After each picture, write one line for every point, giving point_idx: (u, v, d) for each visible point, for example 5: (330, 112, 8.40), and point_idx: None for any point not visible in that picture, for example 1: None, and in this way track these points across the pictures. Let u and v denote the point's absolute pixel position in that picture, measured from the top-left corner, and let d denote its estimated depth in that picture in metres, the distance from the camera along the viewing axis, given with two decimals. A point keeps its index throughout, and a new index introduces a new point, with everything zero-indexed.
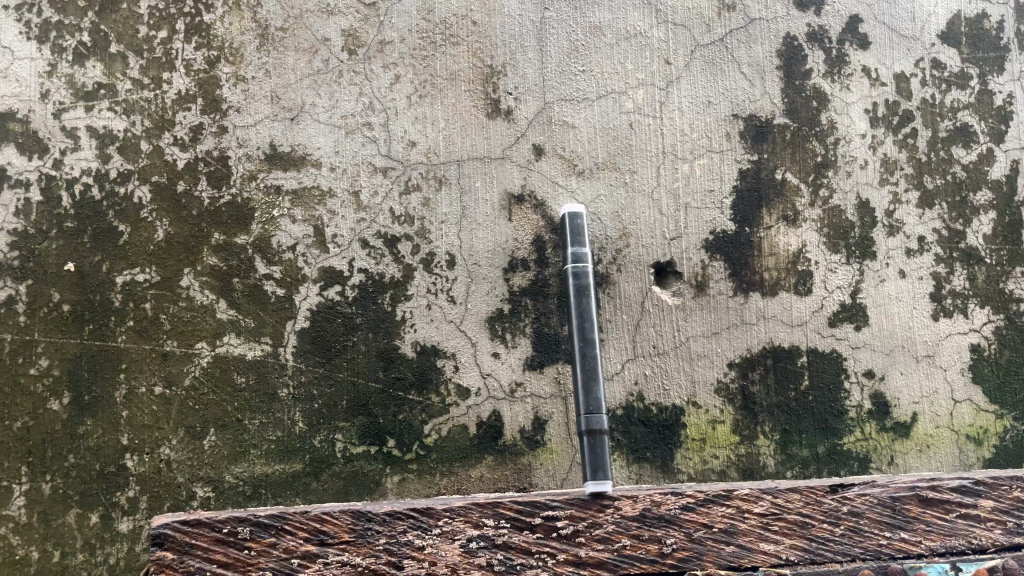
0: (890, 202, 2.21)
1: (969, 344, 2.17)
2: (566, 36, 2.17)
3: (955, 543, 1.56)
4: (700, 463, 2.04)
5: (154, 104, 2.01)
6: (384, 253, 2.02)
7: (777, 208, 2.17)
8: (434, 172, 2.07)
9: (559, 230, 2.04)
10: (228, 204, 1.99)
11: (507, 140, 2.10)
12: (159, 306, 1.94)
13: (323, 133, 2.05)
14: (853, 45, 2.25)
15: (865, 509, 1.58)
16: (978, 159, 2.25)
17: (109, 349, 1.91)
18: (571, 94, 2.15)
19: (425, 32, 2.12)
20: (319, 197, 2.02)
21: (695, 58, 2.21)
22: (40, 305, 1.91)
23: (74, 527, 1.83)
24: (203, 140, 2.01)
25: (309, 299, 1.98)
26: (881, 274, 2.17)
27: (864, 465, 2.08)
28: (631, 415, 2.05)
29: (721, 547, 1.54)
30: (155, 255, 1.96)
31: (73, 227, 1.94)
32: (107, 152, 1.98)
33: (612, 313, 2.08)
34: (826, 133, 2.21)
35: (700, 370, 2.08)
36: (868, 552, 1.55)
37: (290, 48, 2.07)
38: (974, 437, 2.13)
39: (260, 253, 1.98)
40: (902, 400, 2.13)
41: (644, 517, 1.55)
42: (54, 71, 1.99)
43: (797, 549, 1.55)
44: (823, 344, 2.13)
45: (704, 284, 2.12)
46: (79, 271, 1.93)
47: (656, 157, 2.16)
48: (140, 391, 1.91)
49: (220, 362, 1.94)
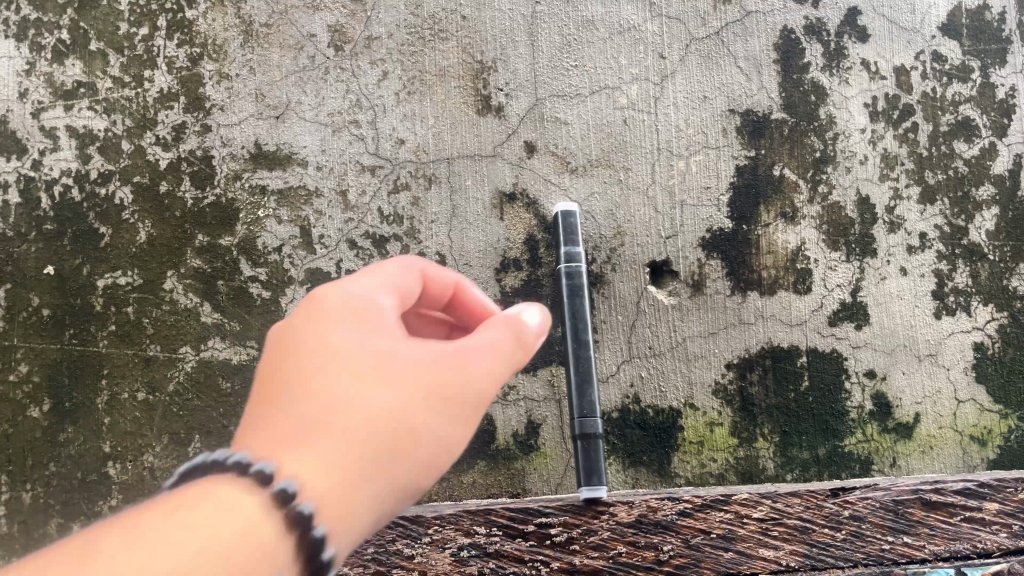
0: (890, 198, 2.15)
1: (972, 343, 2.12)
2: (558, 31, 2.13)
3: (960, 547, 1.51)
4: (699, 466, 2.00)
5: (136, 103, 1.96)
6: (373, 253, 1.96)
7: (775, 204, 2.11)
8: (424, 170, 2.02)
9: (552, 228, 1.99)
10: (212, 204, 1.95)
11: (498, 138, 2.06)
12: (142, 310, 1.90)
13: (309, 131, 2.00)
14: (852, 38, 2.20)
15: (866, 513, 1.55)
16: (981, 154, 2.20)
17: (90, 354, 1.87)
18: (563, 89, 2.10)
19: (413, 28, 2.07)
20: (306, 197, 1.97)
21: (690, 52, 2.16)
22: (20, 310, 1.87)
23: (55, 537, 1.79)
24: (187, 140, 1.96)
25: (296, 301, 1.93)
26: (882, 271, 2.12)
27: (865, 467, 2.04)
28: (627, 418, 2.00)
29: (720, 553, 1.49)
30: (137, 257, 1.91)
31: (53, 229, 1.90)
32: (87, 152, 1.93)
33: (607, 314, 2.04)
34: (825, 128, 2.16)
35: (697, 371, 2.03)
36: (870, 557, 1.51)
37: (275, 44, 2.02)
38: (977, 438, 2.08)
39: (246, 255, 1.94)
40: (904, 400, 2.08)
41: (640, 523, 1.51)
42: (32, 69, 1.95)
43: (797, 555, 1.50)
44: (823, 343, 2.08)
45: (701, 284, 2.07)
46: (60, 275, 1.89)
47: (651, 153, 2.11)
48: (122, 397, 1.86)
49: (205, 367, 1.88)
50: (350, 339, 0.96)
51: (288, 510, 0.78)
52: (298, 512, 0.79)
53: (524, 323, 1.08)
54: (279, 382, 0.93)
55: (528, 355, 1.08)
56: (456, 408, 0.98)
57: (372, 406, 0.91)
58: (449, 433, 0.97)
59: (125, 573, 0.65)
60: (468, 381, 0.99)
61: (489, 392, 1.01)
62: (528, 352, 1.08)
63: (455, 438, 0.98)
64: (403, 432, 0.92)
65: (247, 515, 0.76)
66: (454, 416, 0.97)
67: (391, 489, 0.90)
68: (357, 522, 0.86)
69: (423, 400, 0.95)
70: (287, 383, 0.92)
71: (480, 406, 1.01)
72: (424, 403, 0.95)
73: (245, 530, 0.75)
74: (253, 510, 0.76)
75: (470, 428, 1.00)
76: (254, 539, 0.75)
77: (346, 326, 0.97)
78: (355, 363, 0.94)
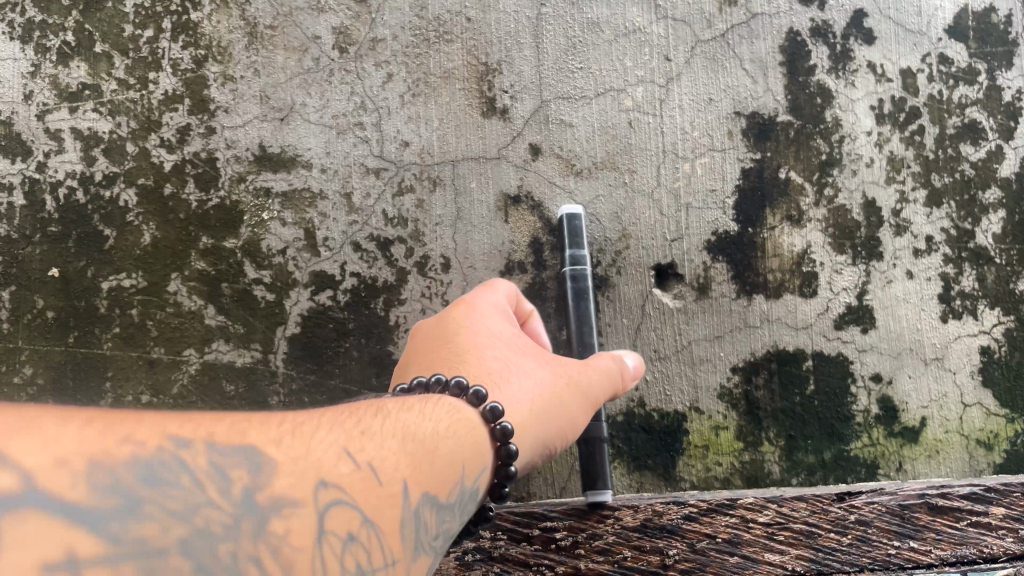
0: (897, 201, 2.14)
1: (979, 347, 2.11)
2: (563, 33, 2.12)
3: (966, 552, 1.64)
4: (704, 470, 1.99)
5: (140, 105, 1.95)
6: (377, 256, 1.96)
7: (781, 207, 2.10)
8: (428, 173, 2.01)
9: (556, 231, 2.00)
10: (217, 206, 1.94)
11: (503, 140, 2.05)
12: (146, 312, 1.89)
13: (314, 134, 2.00)
14: (858, 41, 2.19)
15: (873, 518, 1.66)
16: (987, 157, 2.19)
17: (95, 357, 1.87)
18: (568, 92, 2.10)
19: (418, 30, 2.07)
20: (310, 199, 1.97)
21: (696, 54, 2.15)
22: (24, 312, 1.87)
23: None
24: (191, 142, 1.95)
25: (300, 304, 1.92)
26: (888, 275, 2.11)
27: (872, 472, 2.03)
28: (632, 421, 1.99)
29: (725, 558, 1.60)
30: (142, 259, 1.91)
31: (58, 231, 1.90)
32: (92, 155, 1.93)
33: (612, 317, 2.03)
34: (831, 131, 2.15)
35: (702, 375, 2.03)
36: (876, 562, 1.62)
37: (279, 46, 2.02)
38: (984, 442, 2.07)
39: (250, 257, 1.93)
40: (910, 404, 2.07)
41: (645, 527, 1.62)
42: (38, 72, 1.95)
43: (803, 560, 1.61)
44: (829, 347, 2.07)
45: (706, 287, 2.07)
46: (64, 277, 1.89)
47: (656, 156, 2.10)
48: (127, 400, 1.86)
49: (209, 370, 1.88)
50: (512, 337, 1.48)
51: (496, 424, 1.23)
52: (502, 427, 1.22)
53: (629, 365, 1.65)
54: (459, 352, 1.41)
55: (625, 386, 1.64)
56: (584, 396, 1.48)
57: (535, 377, 1.42)
58: (580, 411, 1.46)
59: (280, 432, 0.88)
60: (592, 383, 1.51)
61: (600, 395, 1.53)
62: (626, 385, 1.63)
63: (582, 413, 1.47)
64: (555, 400, 1.41)
65: (466, 423, 1.17)
66: (582, 400, 1.47)
67: (544, 433, 1.37)
68: (529, 444, 1.33)
69: (567, 381, 1.46)
70: (469, 356, 1.40)
71: (595, 403, 1.52)
72: (568, 384, 1.46)
73: (468, 428, 1.17)
74: (470, 418, 1.20)
75: (590, 412, 1.49)
76: (469, 438, 1.15)
77: (506, 328, 1.50)
78: (513, 350, 1.45)
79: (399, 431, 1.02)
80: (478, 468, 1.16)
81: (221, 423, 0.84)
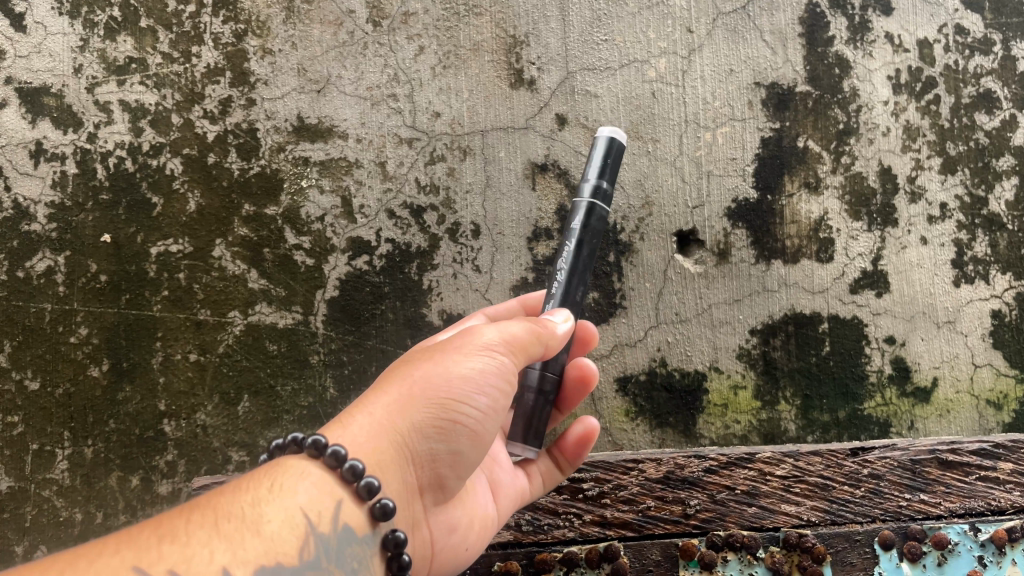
0: (912, 168, 2.21)
1: (990, 310, 2.19)
2: (589, 5, 2.19)
3: (974, 504, 1.76)
4: (722, 427, 2.07)
5: (184, 78, 2.04)
6: (411, 223, 2.04)
7: (799, 174, 2.17)
8: (459, 143, 2.09)
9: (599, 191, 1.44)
10: (258, 175, 2.03)
11: (530, 110, 2.12)
12: (193, 276, 1.99)
13: (350, 105, 2.08)
14: (875, 12, 2.25)
15: (885, 471, 1.76)
16: (1001, 125, 2.25)
17: (145, 318, 1.97)
18: (594, 63, 2.16)
19: (448, 3, 2.14)
20: (346, 168, 2.05)
21: (718, 26, 2.21)
22: (79, 275, 1.97)
23: (117, 489, 1.91)
24: (232, 113, 2.04)
25: (338, 269, 2.01)
26: (903, 240, 2.18)
27: (884, 430, 2.10)
28: (653, 380, 2.07)
29: (744, 508, 1.71)
30: (188, 226, 2.00)
31: (108, 199, 1.99)
32: (140, 126, 2.02)
33: (635, 281, 2.11)
34: (849, 100, 2.21)
35: (722, 336, 2.10)
36: (888, 513, 1.73)
37: (315, 20, 2.10)
38: (993, 402, 2.16)
39: (290, 224, 2.02)
40: (923, 364, 2.14)
41: (668, 479, 1.72)
42: (86, 46, 2.03)
43: (818, 510, 1.72)
44: (844, 310, 2.14)
45: (726, 252, 2.14)
46: (115, 243, 1.99)
47: (679, 125, 2.17)
48: (175, 358, 1.96)
49: (253, 330, 1.98)
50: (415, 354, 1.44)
51: (343, 467, 1.16)
52: (365, 484, 1.16)
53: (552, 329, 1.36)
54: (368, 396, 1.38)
55: (539, 330, 1.34)
56: (462, 357, 1.28)
57: (412, 365, 1.31)
58: (461, 381, 1.26)
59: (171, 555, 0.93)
60: (476, 342, 1.30)
61: (500, 345, 1.30)
62: (543, 329, 1.35)
63: (472, 386, 1.26)
64: (413, 392, 1.26)
65: (311, 485, 1.13)
66: (471, 362, 1.28)
67: (422, 443, 1.26)
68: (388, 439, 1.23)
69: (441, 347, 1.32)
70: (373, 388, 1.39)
71: (496, 358, 1.29)
72: (440, 363, 1.28)
73: (308, 488, 1.13)
74: (318, 478, 1.15)
75: (495, 376, 1.28)
76: (317, 498, 1.13)
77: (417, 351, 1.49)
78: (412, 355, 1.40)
79: (210, 517, 1.01)
80: (332, 510, 1.13)
81: (150, 535, 0.97)
